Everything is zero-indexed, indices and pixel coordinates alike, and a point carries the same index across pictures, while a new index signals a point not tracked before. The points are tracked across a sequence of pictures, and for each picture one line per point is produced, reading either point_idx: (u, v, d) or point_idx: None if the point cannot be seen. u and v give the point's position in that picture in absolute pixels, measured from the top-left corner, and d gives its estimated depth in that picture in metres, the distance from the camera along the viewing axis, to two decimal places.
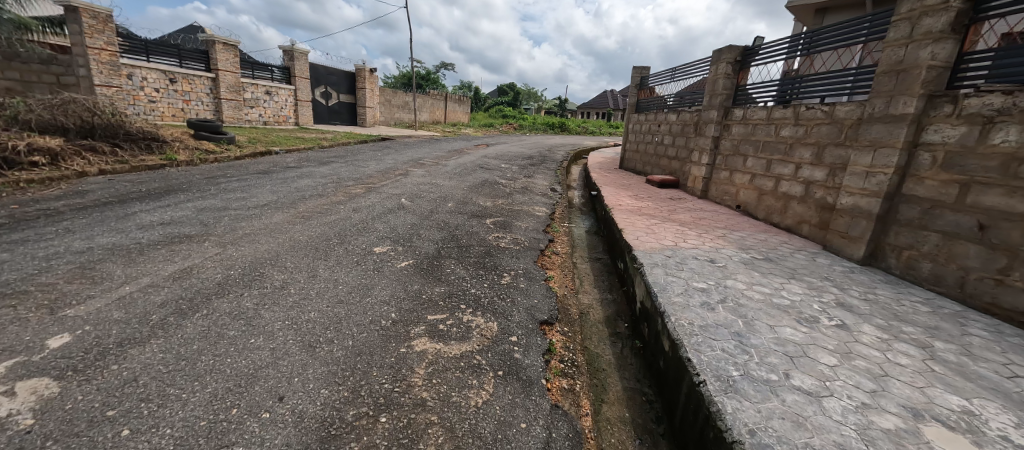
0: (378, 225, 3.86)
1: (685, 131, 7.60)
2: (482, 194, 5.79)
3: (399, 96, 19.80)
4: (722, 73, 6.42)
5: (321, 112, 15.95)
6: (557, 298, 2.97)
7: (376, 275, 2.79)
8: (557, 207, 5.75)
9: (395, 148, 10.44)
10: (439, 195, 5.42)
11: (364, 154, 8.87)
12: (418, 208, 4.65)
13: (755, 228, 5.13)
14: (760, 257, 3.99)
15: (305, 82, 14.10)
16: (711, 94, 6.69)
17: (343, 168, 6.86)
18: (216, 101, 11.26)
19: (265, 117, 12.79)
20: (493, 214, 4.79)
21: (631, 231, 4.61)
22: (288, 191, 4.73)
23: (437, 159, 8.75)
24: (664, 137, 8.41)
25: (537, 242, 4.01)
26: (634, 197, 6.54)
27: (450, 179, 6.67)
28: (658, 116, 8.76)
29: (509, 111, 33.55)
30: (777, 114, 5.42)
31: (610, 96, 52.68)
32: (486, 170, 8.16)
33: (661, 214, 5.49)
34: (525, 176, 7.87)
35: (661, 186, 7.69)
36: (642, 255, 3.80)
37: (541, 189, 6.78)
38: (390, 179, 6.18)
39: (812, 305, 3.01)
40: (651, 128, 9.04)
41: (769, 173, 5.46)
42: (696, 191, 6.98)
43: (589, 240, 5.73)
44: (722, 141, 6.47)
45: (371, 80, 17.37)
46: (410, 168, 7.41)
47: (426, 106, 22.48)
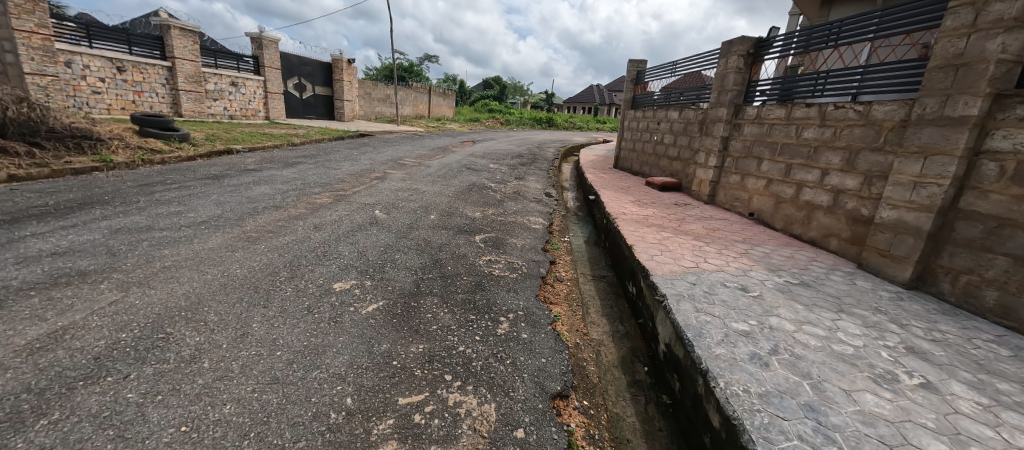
0: (343, 248, 3.17)
1: (689, 130, 7.03)
2: (470, 202, 5.12)
3: (380, 88, 18.81)
4: (733, 67, 5.83)
5: (295, 105, 14.93)
6: (568, 351, 2.33)
7: (332, 329, 2.11)
8: (554, 216, 5.10)
9: (374, 146, 9.63)
10: (420, 204, 4.72)
11: (338, 152, 8.07)
12: (393, 222, 3.95)
13: (776, 241, 4.59)
14: (795, 282, 3.44)
15: (275, 72, 13.15)
16: (720, 91, 6.11)
17: (311, 169, 6.08)
18: (173, 92, 10.34)
19: (230, 110, 11.86)
20: (482, 228, 4.12)
21: (642, 248, 3.99)
22: (238, 202, 3.99)
23: (418, 159, 8.01)
24: (664, 136, 7.83)
25: (536, 267, 3.36)
26: (637, 203, 5.95)
27: (433, 182, 5.96)
28: (658, 114, 8.17)
29: (495, 105, 32.68)
30: (798, 113, 4.86)
31: (597, 91, 52.19)
32: (473, 171, 7.47)
33: (671, 225, 4.90)
34: (515, 178, 7.21)
35: (663, 189, 7.12)
36: (662, 283, 3.18)
37: (534, 194, 6.12)
38: (364, 183, 5.45)
39: (880, 354, 2.45)
40: (649, 126, 8.44)
41: (789, 179, 4.91)
42: (701, 195, 6.42)
43: (590, 254, 5.09)
44: (733, 142, 5.90)
45: (349, 71, 16.36)
46: (389, 170, 6.66)
47: (409, 99, 21.54)
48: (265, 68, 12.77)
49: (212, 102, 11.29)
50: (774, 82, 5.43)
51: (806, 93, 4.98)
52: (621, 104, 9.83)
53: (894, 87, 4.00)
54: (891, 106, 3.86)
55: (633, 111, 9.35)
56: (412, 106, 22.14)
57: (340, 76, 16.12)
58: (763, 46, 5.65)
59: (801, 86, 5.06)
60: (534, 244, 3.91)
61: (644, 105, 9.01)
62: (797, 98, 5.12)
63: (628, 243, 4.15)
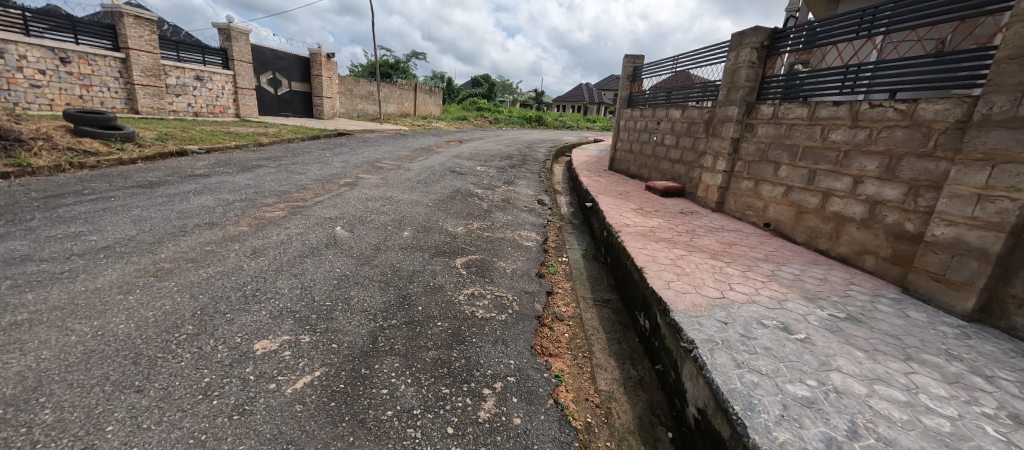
0: (283, 281, 2.48)
1: (693, 130, 6.45)
2: (451, 212, 4.46)
3: (362, 85, 17.97)
4: (745, 61, 5.24)
5: (269, 102, 14.04)
6: (578, 439, 1.68)
7: (233, 429, 1.44)
8: (549, 230, 4.46)
9: (351, 146, 8.89)
10: (392, 216, 4.04)
11: (308, 154, 7.33)
12: (355, 241, 3.28)
13: (803, 259, 4.01)
14: (840, 316, 2.85)
15: (246, 66, 12.28)
16: (729, 88, 5.52)
17: (271, 174, 5.36)
18: (127, 87, 9.52)
19: (195, 107, 11.02)
20: (464, 248, 3.47)
21: (654, 270, 3.37)
22: (165, 219, 3.28)
23: (397, 162, 7.31)
24: (665, 137, 7.23)
25: (529, 302, 2.71)
26: (639, 212, 5.34)
27: (412, 189, 5.28)
28: (658, 112, 7.58)
29: (484, 103, 31.95)
30: (823, 112, 4.29)
31: (586, 89, 51.79)
32: (458, 175, 6.81)
33: (681, 239, 4.30)
34: (504, 183, 6.55)
35: (664, 194, 6.53)
36: (686, 324, 2.56)
37: (525, 202, 5.48)
38: (330, 191, 4.75)
39: (984, 431, 1.85)
40: (648, 125, 7.85)
41: (813, 186, 4.34)
42: (709, 202, 5.84)
43: (590, 272, 4.45)
44: (745, 144, 5.32)
45: (328, 66, 15.51)
46: (362, 174, 5.96)
47: (394, 97, 20.72)
48: (234, 61, 11.92)
49: (173, 98, 10.45)
50: (785, 79, 4.91)
51: (817, 90, 4.51)
52: (617, 102, 9.23)
53: (927, 84, 3.55)
54: (943, 104, 3.30)
55: (630, 110, 8.75)
56: (397, 104, 21.32)
57: (319, 71, 15.27)
58: (772, 39, 5.14)
59: (812, 83, 4.58)
60: (526, 268, 3.26)
61: (642, 103, 8.41)
62: (807, 96, 4.64)
63: (637, 264, 3.52)
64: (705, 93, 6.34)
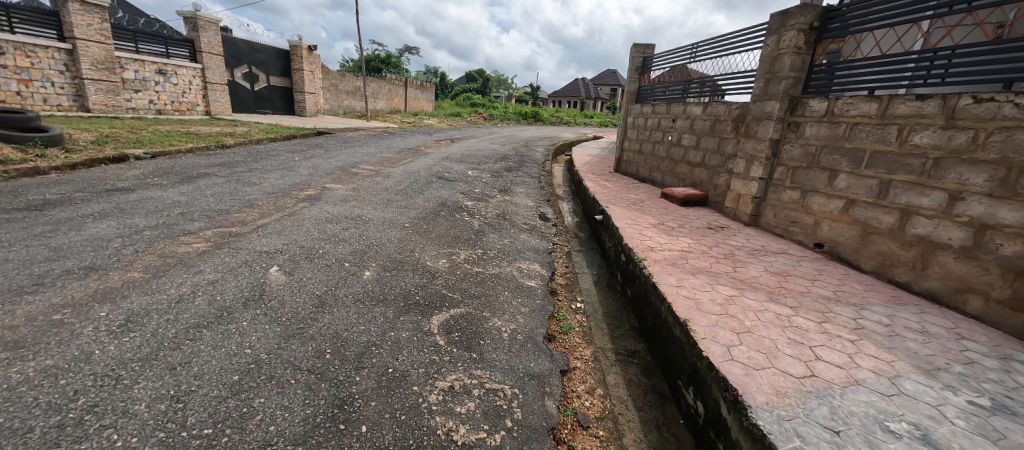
0: (144, 385, 1.56)
1: (718, 130, 5.55)
2: (431, 237, 3.54)
3: (348, 80, 16.92)
4: (789, 47, 4.33)
5: (244, 98, 13.01)
6: None
7: None
8: (555, 258, 3.54)
9: (328, 148, 7.95)
10: (354, 245, 3.12)
11: (273, 158, 6.39)
12: (289, 290, 2.36)
13: (882, 297, 3.13)
14: (984, 405, 1.98)
15: (216, 59, 11.26)
16: (767, 79, 4.62)
17: (214, 186, 4.42)
18: (76, 81, 8.58)
19: (158, 104, 10.09)
20: (443, 295, 2.56)
21: (704, 325, 2.47)
22: (25, 262, 2.38)
23: (376, 167, 6.38)
24: (682, 137, 6.33)
25: (536, 399, 1.81)
26: (661, 229, 4.44)
27: (387, 203, 4.36)
28: (673, 108, 6.67)
29: (478, 98, 30.92)
30: (899, 108, 3.41)
31: (583, 84, 50.83)
32: (446, 181, 5.89)
33: (722, 270, 3.41)
34: (498, 192, 5.64)
35: (685, 204, 5.63)
36: (778, 437, 1.67)
37: (524, 217, 4.56)
38: (282, 209, 3.81)
39: None
40: (662, 124, 6.93)
41: (886, 202, 3.46)
42: (740, 214, 4.96)
43: (607, 312, 3.56)
44: (788, 146, 4.43)
45: (310, 60, 14.57)
46: (330, 183, 5.03)
47: (383, 93, 19.68)
48: (202, 54, 10.90)
49: (131, 94, 9.50)
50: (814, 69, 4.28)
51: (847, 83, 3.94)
52: (625, 97, 8.28)
53: (976, 80, 3.03)
54: None
55: (640, 106, 7.81)
56: (387, 100, 20.28)
57: (300, 64, 14.32)
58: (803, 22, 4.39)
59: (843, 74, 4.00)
60: (529, 329, 2.35)
61: (653, 98, 7.47)
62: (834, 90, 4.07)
63: (676, 314, 2.62)
64: (706, 89, 6.02)
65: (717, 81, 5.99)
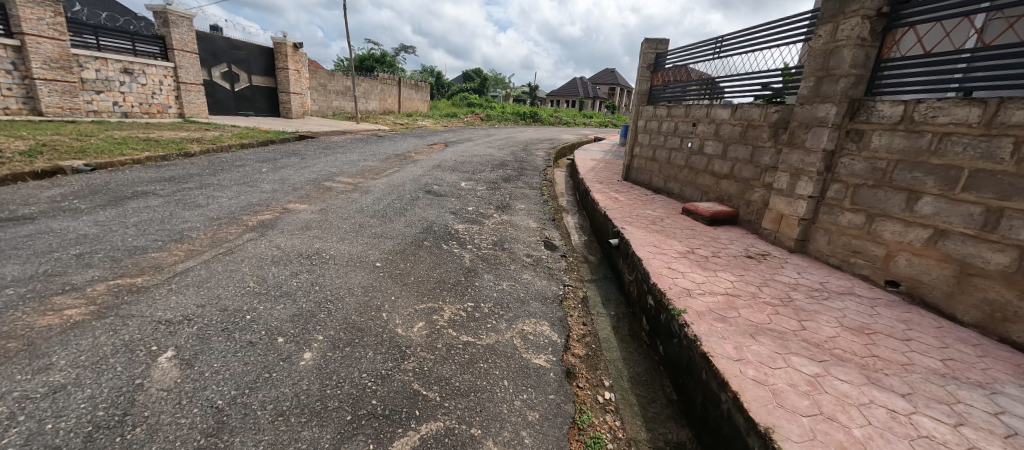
0: None
1: (750, 137, 4.76)
2: (407, 282, 2.74)
3: (337, 79, 16.10)
4: (851, 38, 3.53)
5: (223, 99, 12.15)
6: None
7: None
8: (569, 310, 2.73)
9: (304, 155, 7.12)
10: (298, 303, 2.30)
11: (237, 169, 5.56)
12: (171, 405, 1.54)
13: (1006, 367, 2.35)
14: None
15: (190, 57, 10.43)
16: (819, 78, 3.83)
17: (144, 210, 3.59)
18: (26, 82, 7.75)
19: (123, 106, 9.25)
20: (413, 393, 1.76)
21: (798, 443, 1.67)
22: None
23: (354, 179, 5.57)
24: (706, 144, 5.54)
25: None
26: (694, 261, 3.64)
27: (358, 231, 3.56)
28: (693, 112, 5.87)
29: (475, 98, 30.11)
30: (1015, 116, 2.63)
31: (582, 83, 50.04)
32: (434, 197, 5.08)
33: (786, 326, 2.62)
34: (495, 210, 4.82)
35: (712, 223, 4.83)
36: None
37: (526, 246, 3.76)
38: (219, 244, 3.01)
39: None
40: (680, 128, 6.13)
41: (997, 236, 2.69)
42: (783, 239, 4.17)
43: (635, 379, 2.74)
44: (847, 160, 3.64)
45: (295, 58, 13.76)
46: (294, 203, 4.22)
47: (375, 93, 18.83)
48: (174, 51, 10.06)
49: (91, 95, 8.66)
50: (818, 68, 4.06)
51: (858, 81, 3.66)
52: (635, 98, 7.47)
53: None
54: None
55: (653, 107, 6.98)
56: (380, 101, 19.43)
57: (284, 63, 13.51)
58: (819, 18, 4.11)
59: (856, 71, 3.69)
60: None
61: (668, 98, 6.66)
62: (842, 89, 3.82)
63: (748, 415, 1.82)
64: (706, 90, 5.72)
65: (719, 82, 5.71)
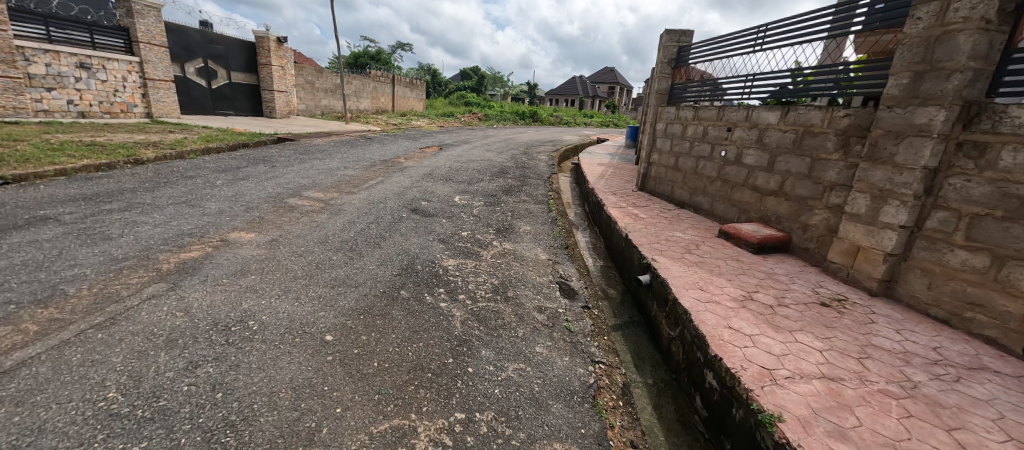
0: None
1: (808, 148, 3.90)
2: (366, 373, 1.85)
3: (325, 76, 15.15)
4: (971, 20, 2.66)
5: (198, 97, 11.21)
6: None
7: None
8: (608, 415, 1.84)
9: (275, 163, 6.20)
10: (172, 439, 1.42)
11: (185, 181, 4.65)
12: None
13: None
14: None
15: (158, 51, 9.49)
16: (917, 74, 2.96)
17: (23, 247, 2.67)
18: None
19: (80, 105, 8.32)
20: None
21: None
22: None
23: (326, 193, 4.67)
24: (745, 153, 4.67)
25: None
26: (757, 313, 2.77)
27: (311, 274, 2.67)
28: (727, 114, 4.98)
29: (472, 97, 29.14)
30: None
31: (581, 82, 49.18)
32: (421, 218, 4.18)
33: (935, 445, 1.75)
34: (494, 236, 3.94)
35: (760, 251, 3.97)
36: None
37: (536, 292, 2.87)
38: (101, 306, 2.11)
39: None
40: (710, 134, 5.25)
41: None
42: (861, 278, 3.30)
43: None
44: (960, 182, 2.77)
45: (278, 54, 12.88)
46: (239, 230, 3.32)
47: (367, 91, 17.90)
48: (140, 44, 9.13)
49: (41, 93, 7.74)
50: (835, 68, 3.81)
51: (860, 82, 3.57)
52: (653, 97, 6.58)
53: None
54: None
55: (676, 108, 6.07)
56: (372, 99, 18.50)
57: (267, 59, 12.62)
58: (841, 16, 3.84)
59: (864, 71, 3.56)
60: None
61: (693, 98, 5.78)
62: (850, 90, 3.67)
63: None
64: (706, 91, 5.54)
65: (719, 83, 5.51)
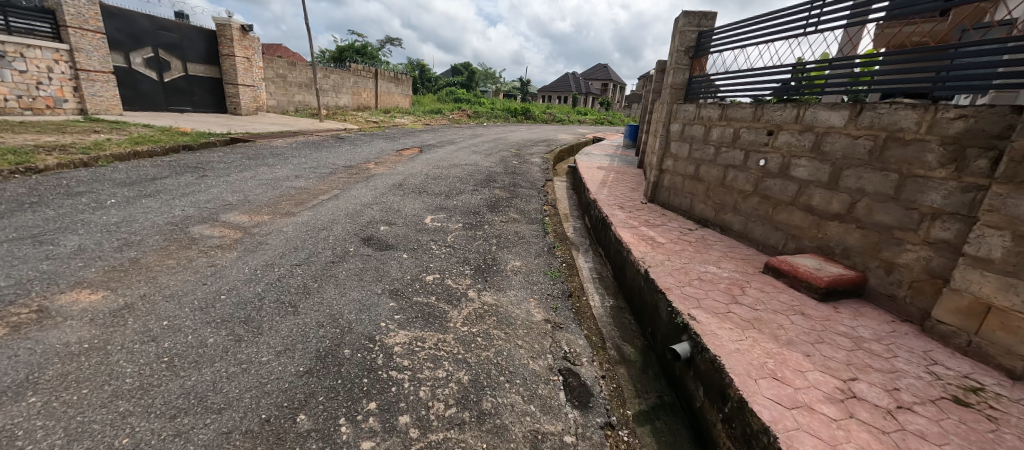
0: None
1: (893, 161, 2.92)
2: None
3: (299, 69, 13.92)
4: None
5: (146, 91, 9.99)
6: None
7: None
8: None
9: (209, 171, 5.06)
10: None
11: (62, 200, 3.51)
12: None
13: None
14: None
15: (92, 37, 8.26)
16: None
17: None
18: None
19: None
20: None
21: None
22: None
23: (253, 216, 3.56)
24: (794, 164, 3.67)
25: None
26: (879, 433, 1.77)
27: (151, 386, 1.59)
28: (767, 114, 3.97)
29: (461, 93, 27.92)
30: None
31: (574, 79, 48.17)
32: (373, 252, 3.11)
33: None
34: (472, 280, 2.90)
35: (827, 299, 2.99)
36: None
37: (531, 397, 1.84)
38: None
39: None
40: (743, 137, 4.24)
41: None
42: (992, 351, 2.33)
43: None
44: None
45: (242, 44, 11.80)
46: (81, 288, 2.21)
47: (346, 86, 16.69)
48: (69, 29, 7.89)
49: None
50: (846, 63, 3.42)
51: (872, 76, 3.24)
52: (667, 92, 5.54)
53: None
54: None
55: (695, 105, 5.03)
56: (353, 94, 17.28)
57: (230, 49, 11.51)
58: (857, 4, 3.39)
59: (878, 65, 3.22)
60: None
61: (718, 93, 4.75)
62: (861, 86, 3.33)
63: None
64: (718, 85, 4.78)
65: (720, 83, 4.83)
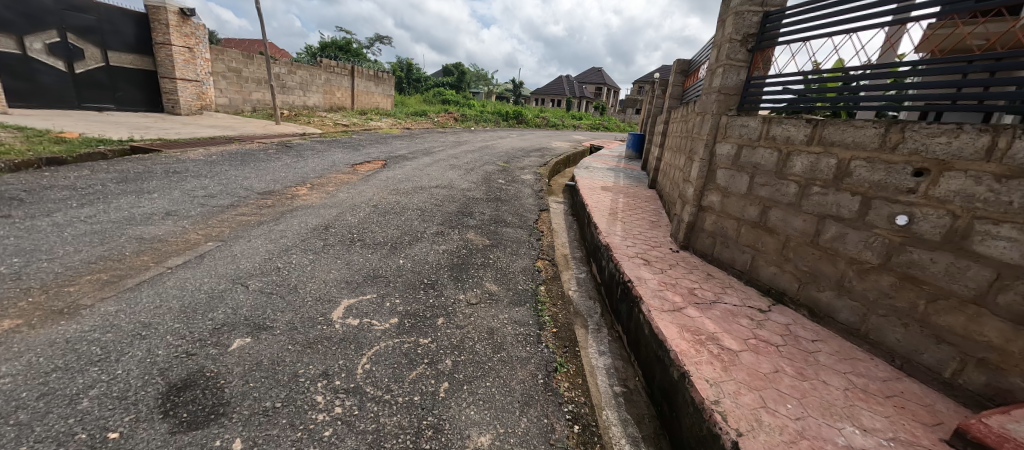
0: None
1: None
2: None
3: (257, 63, 12.11)
4: None
5: (49, 85, 8.22)
6: None
7: None
8: None
9: (21, 209, 3.27)
10: None
11: None
12: None
13: None
14: None
15: None
16: None
17: None
18: None
19: None
20: None
21: None
22: None
23: None
24: (984, 233, 2.08)
25: None
26: None
27: None
28: (913, 140, 2.36)
29: (450, 95, 26.20)
30: None
31: (569, 83, 46.78)
32: (162, 443, 1.43)
33: None
34: None
35: None
36: None
37: None
38: None
39: None
40: (856, 174, 2.64)
41: None
42: None
43: None
44: None
45: (181, 31, 9.95)
46: None
47: (316, 84, 14.87)
48: None
49: None
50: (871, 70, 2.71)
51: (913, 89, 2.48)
52: (713, 99, 3.90)
53: None
54: None
55: (763, 119, 3.37)
56: (324, 93, 15.47)
57: (165, 37, 9.71)
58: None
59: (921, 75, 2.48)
60: None
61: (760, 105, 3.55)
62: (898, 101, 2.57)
63: None
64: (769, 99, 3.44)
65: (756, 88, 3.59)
